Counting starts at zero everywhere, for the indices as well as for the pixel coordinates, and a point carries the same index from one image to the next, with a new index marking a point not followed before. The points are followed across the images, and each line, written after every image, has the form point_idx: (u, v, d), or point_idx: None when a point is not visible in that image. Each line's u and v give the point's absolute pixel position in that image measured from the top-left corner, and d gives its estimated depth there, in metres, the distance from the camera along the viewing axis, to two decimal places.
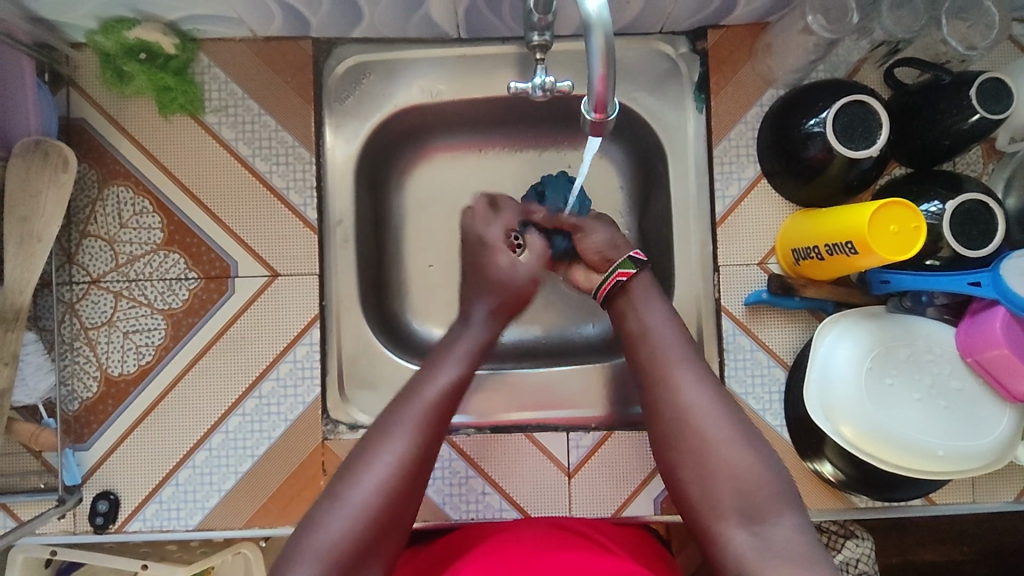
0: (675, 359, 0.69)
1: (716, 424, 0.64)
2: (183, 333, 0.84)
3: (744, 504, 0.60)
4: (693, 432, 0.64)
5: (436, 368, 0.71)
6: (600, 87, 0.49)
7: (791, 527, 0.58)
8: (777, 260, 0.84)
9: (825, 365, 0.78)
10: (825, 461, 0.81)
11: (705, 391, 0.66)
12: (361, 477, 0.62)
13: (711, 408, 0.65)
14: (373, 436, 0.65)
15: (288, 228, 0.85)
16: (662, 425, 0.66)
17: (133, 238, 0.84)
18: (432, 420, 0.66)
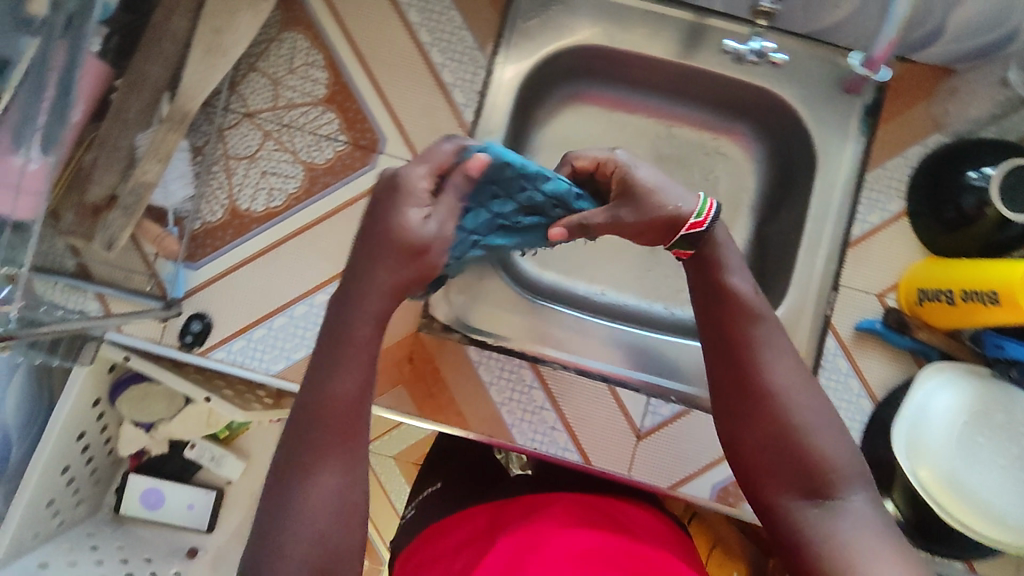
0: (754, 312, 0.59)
1: (795, 390, 0.57)
2: (318, 190, 0.85)
3: (806, 477, 0.55)
4: (763, 397, 0.57)
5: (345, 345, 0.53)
6: (881, 53, 0.76)
7: (877, 533, 0.52)
8: (896, 296, 0.85)
9: (922, 406, 0.79)
10: (889, 501, 0.82)
11: (789, 371, 0.57)
12: (317, 465, 0.50)
13: (788, 374, 0.57)
14: (317, 369, 0.53)
15: (444, 123, 0.87)
16: (732, 379, 0.58)
17: (297, 85, 0.86)
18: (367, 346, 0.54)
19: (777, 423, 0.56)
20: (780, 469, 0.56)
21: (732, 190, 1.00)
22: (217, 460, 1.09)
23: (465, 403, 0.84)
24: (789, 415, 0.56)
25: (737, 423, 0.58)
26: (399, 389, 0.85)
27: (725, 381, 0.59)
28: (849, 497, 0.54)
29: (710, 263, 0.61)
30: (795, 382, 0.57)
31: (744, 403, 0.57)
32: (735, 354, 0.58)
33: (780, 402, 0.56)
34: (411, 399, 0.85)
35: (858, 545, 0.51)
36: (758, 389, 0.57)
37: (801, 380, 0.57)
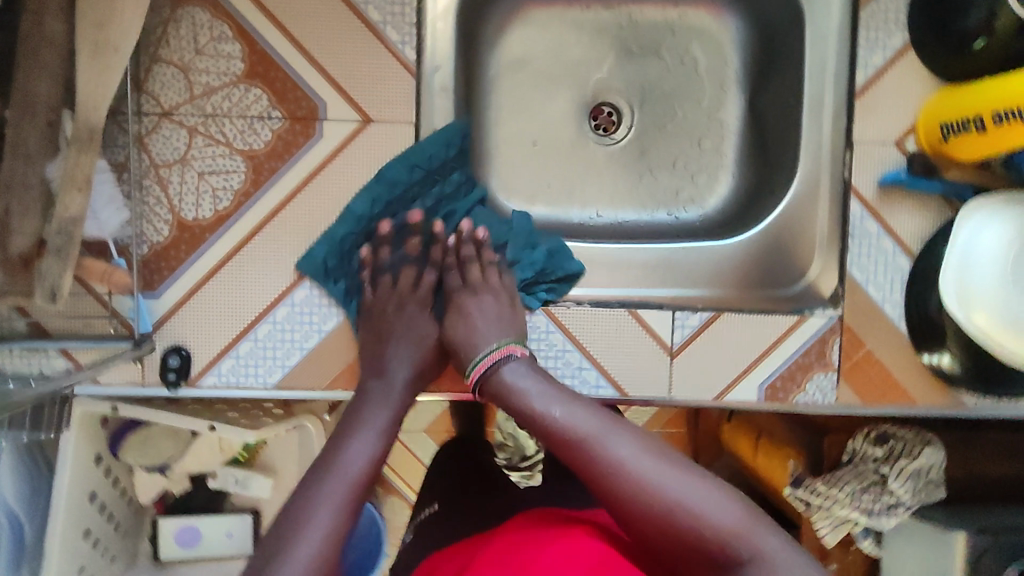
0: (557, 396, 0.67)
1: (662, 467, 0.59)
2: (265, 178, 0.76)
3: (701, 549, 0.56)
4: (623, 467, 0.59)
5: (349, 442, 0.66)
6: None
7: (779, 546, 0.55)
8: (916, 140, 0.77)
9: (966, 246, 0.73)
10: (944, 352, 0.77)
11: (632, 448, 0.61)
12: (331, 468, 0.63)
13: (641, 450, 0.61)
14: (312, 482, 0.62)
15: (385, 70, 0.76)
16: (586, 448, 0.61)
17: (210, 67, 0.75)
18: (360, 483, 0.62)
19: (640, 488, 0.58)
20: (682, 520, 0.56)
21: (712, 69, 0.92)
22: (241, 482, 1.04)
23: None
24: (686, 513, 0.56)
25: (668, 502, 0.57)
26: None
27: (569, 452, 0.62)
28: (764, 541, 0.55)
29: (512, 394, 0.69)
30: (646, 457, 0.60)
31: (606, 492, 0.59)
32: (575, 447, 0.62)
33: (596, 441, 0.61)
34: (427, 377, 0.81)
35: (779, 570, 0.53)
36: (637, 478, 0.58)
37: (643, 450, 0.61)
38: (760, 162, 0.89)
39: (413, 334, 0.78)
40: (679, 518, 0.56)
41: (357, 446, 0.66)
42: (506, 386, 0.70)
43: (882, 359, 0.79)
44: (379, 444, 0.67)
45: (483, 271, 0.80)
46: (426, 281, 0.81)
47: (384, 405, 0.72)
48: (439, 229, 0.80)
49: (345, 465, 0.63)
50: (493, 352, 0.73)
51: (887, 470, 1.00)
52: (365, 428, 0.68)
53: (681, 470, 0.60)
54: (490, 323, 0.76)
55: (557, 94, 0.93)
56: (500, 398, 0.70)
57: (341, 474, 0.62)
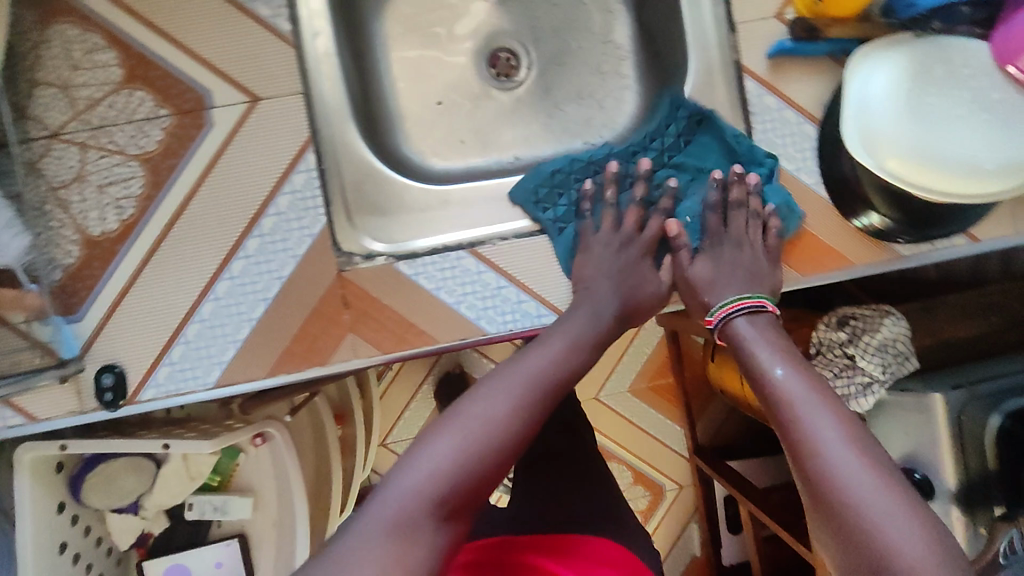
0: (797, 381, 0.66)
1: (862, 443, 0.59)
2: (165, 178, 0.75)
3: (882, 521, 0.53)
4: (813, 445, 0.59)
5: (487, 395, 0.63)
6: None
7: (927, 528, 0.52)
8: (794, 9, 0.78)
9: (862, 96, 0.74)
10: (871, 208, 0.78)
11: (834, 428, 0.59)
12: (449, 415, 0.62)
13: (848, 424, 0.60)
14: (435, 423, 0.62)
15: (262, 46, 0.76)
16: (802, 433, 0.60)
17: (89, 79, 0.75)
18: (499, 433, 0.61)
19: (830, 474, 0.56)
20: (840, 514, 0.55)
21: None
22: (221, 508, 1.00)
23: (420, 318, 0.78)
24: (843, 484, 0.55)
25: (843, 487, 0.55)
26: (349, 338, 0.77)
27: (796, 437, 0.61)
28: (921, 541, 0.51)
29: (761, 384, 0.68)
30: (844, 440, 0.58)
31: (817, 487, 0.57)
32: (786, 420, 0.62)
33: (793, 417, 0.62)
34: (367, 342, 0.77)
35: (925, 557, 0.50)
36: (824, 468, 0.57)
37: (838, 424, 0.60)
38: (658, 73, 0.90)
39: (611, 269, 0.79)
40: (836, 496, 0.55)
41: (496, 399, 0.63)
42: (759, 372, 0.68)
43: (812, 228, 0.80)
44: (529, 399, 0.65)
45: (747, 222, 0.80)
46: (629, 220, 0.82)
47: (513, 379, 0.66)
48: (637, 186, 0.83)
49: (478, 412, 0.62)
50: (732, 300, 0.76)
51: (855, 350, 1.00)
52: (510, 380, 0.66)
53: (869, 447, 0.58)
54: (727, 271, 0.79)
55: (449, 50, 0.94)
56: (733, 345, 0.74)
57: (466, 418, 0.61)
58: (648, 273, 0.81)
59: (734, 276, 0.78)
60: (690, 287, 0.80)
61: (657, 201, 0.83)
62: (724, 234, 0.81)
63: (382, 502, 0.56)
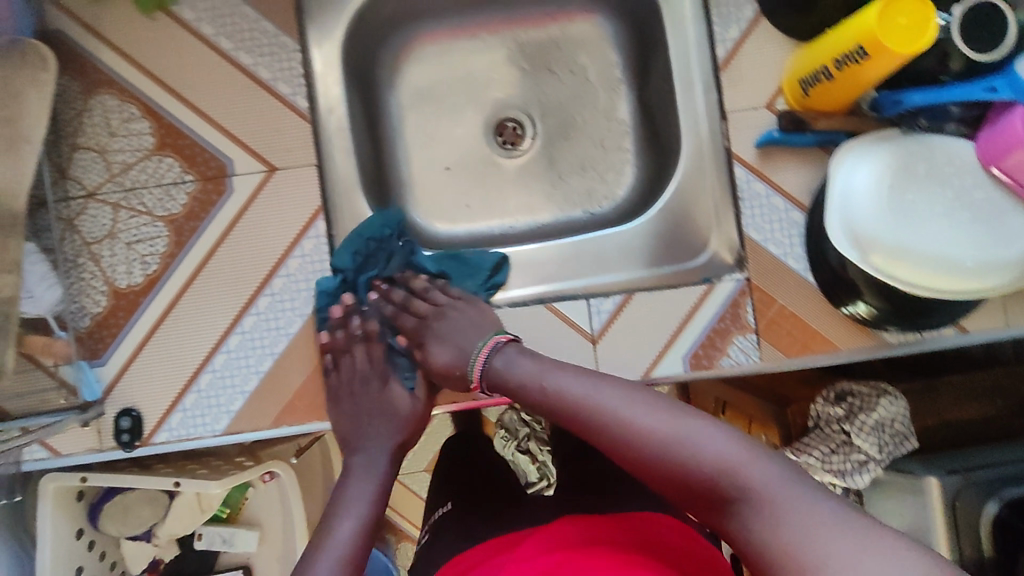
0: (614, 395, 0.67)
1: (690, 424, 0.62)
2: (187, 238, 0.82)
3: (725, 477, 0.58)
4: (626, 423, 0.64)
5: (338, 514, 0.76)
6: None
7: (764, 460, 0.58)
8: (785, 100, 0.81)
9: (845, 193, 0.76)
10: (858, 300, 0.79)
11: (636, 403, 0.66)
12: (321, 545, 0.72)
13: (659, 411, 0.64)
14: (313, 545, 0.72)
15: (281, 121, 0.82)
16: (643, 454, 0.63)
17: (124, 146, 0.82)
18: (356, 545, 0.73)
19: (665, 452, 0.61)
20: (673, 475, 0.61)
21: (600, 71, 0.98)
22: (229, 541, 1.06)
23: None
24: (711, 466, 0.59)
25: (681, 454, 0.60)
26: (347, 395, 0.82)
27: (626, 454, 0.64)
28: (758, 465, 0.58)
29: (556, 397, 0.70)
30: (655, 417, 0.64)
31: (669, 484, 0.61)
32: (600, 427, 0.66)
33: (619, 425, 0.65)
34: None
35: (776, 492, 0.56)
36: (672, 454, 0.61)
37: (653, 403, 0.66)
38: (656, 149, 0.94)
39: (374, 410, 0.84)
40: (675, 455, 0.61)
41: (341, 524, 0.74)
42: (531, 378, 0.73)
43: (798, 313, 0.81)
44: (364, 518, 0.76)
45: (432, 299, 0.85)
46: (406, 323, 0.86)
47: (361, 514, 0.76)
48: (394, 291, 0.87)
49: (338, 538, 0.73)
50: (482, 349, 0.78)
51: (850, 427, 1.01)
52: (344, 489, 0.79)
53: (675, 414, 0.64)
54: (454, 333, 0.82)
55: (461, 120, 0.99)
56: (500, 385, 0.76)
57: (334, 546, 0.72)
58: (399, 394, 0.85)
59: (465, 334, 0.81)
60: (439, 371, 0.83)
61: (399, 317, 0.86)
62: (438, 311, 0.84)
63: None
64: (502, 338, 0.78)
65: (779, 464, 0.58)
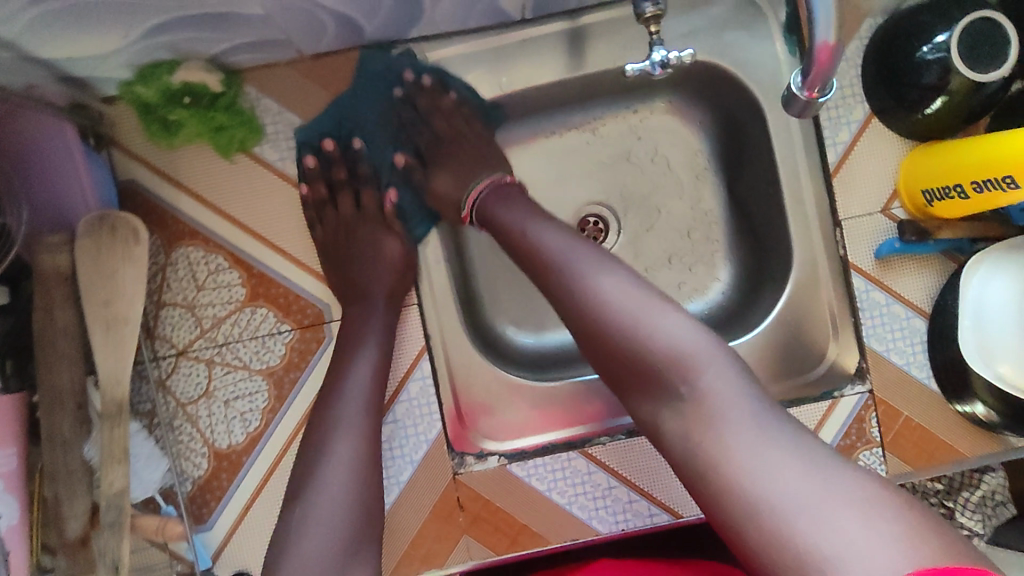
0: (586, 260, 0.64)
1: (656, 305, 0.61)
2: (288, 391, 0.78)
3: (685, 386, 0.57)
4: (583, 281, 0.62)
5: (355, 363, 0.71)
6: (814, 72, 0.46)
7: (723, 369, 0.57)
8: (901, 204, 0.79)
9: (978, 303, 0.74)
10: (977, 401, 0.76)
11: (622, 270, 0.64)
12: (338, 394, 0.69)
13: (631, 290, 0.62)
14: (318, 413, 0.68)
15: (378, 261, 0.77)
16: (601, 318, 0.61)
17: (213, 300, 0.77)
18: (372, 392, 0.70)
19: (639, 330, 0.59)
20: (653, 374, 0.58)
21: (686, 163, 0.94)
22: None
23: (532, 518, 0.79)
24: (672, 353, 0.58)
25: (666, 348, 0.58)
26: (465, 541, 0.79)
27: (580, 323, 0.62)
28: (709, 359, 0.58)
29: (526, 243, 0.68)
30: (641, 294, 0.62)
31: (613, 355, 0.61)
32: (555, 286, 0.64)
33: (575, 278, 0.63)
34: (481, 544, 0.79)
35: (720, 388, 0.56)
36: (647, 332, 0.59)
37: (631, 281, 0.63)
38: (754, 245, 0.91)
39: (380, 262, 0.77)
40: (638, 335, 0.59)
41: (363, 361, 0.71)
42: (489, 212, 0.73)
43: (924, 424, 0.80)
44: (378, 366, 0.72)
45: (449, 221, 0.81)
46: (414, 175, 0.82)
47: (372, 331, 0.73)
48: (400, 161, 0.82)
49: (355, 395, 0.69)
50: (482, 185, 0.77)
51: None
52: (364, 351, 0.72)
53: (655, 295, 0.62)
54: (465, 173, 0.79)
55: None
56: (487, 221, 0.74)
57: (350, 401, 0.68)
58: (392, 242, 0.79)
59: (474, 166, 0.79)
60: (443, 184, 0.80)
61: (398, 125, 0.83)
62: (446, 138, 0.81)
63: (322, 505, 0.61)
64: (503, 176, 0.77)
65: (770, 421, 0.54)
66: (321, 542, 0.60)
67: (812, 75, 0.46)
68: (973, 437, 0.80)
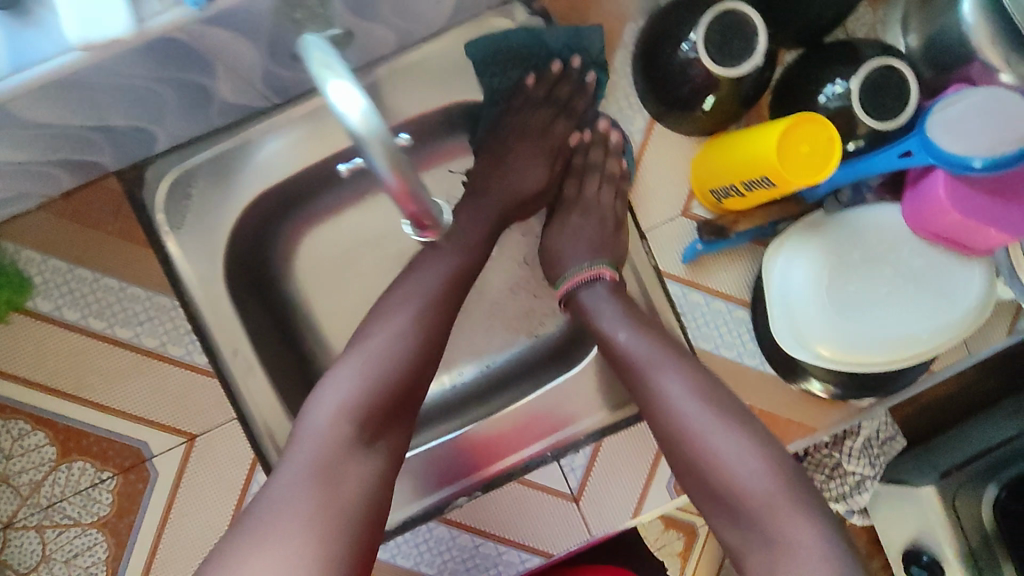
0: (666, 373, 0.65)
1: (729, 428, 0.62)
2: (126, 535, 0.75)
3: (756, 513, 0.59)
4: (670, 412, 0.64)
5: (419, 265, 0.70)
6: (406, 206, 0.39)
7: (805, 526, 0.57)
8: (699, 203, 0.78)
9: (783, 289, 0.74)
10: (813, 379, 0.77)
11: (684, 386, 0.64)
12: (392, 289, 0.69)
13: (709, 414, 0.62)
14: (376, 310, 0.68)
15: (185, 386, 0.75)
16: (692, 466, 0.63)
17: (26, 465, 0.74)
18: (432, 306, 0.68)
19: (713, 466, 0.61)
20: (738, 510, 0.60)
21: None
22: None
23: None
24: (728, 472, 0.60)
25: (722, 483, 0.60)
26: None
27: (672, 455, 0.64)
28: (797, 522, 0.58)
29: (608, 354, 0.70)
30: (745, 450, 0.61)
31: (695, 481, 0.63)
32: (650, 408, 0.65)
33: (664, 409, 0.64)
34: None
35: (784, 522, 0.58)
36: (715, 459, 0.61)
37: (706, 405, 0.63)
38: None
39: (488, 197, 0.77)
40: (711, 477, 0.61)
41: (417, 271, 0.70)
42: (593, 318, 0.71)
43: (767, 409, 0.80)
44: (446, 274, 0.70)
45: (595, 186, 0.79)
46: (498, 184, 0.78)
47: (438, 269, 0.70)
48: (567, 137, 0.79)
49: (396, 303, 0.67)
50: (583, 271, 0.74)
51: (840, 454, 1.02)
52: (446, 239, 0.72)
53: (726, 421, 0.62)
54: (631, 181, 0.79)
55: None
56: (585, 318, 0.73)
57: (385, 318, 0.66)
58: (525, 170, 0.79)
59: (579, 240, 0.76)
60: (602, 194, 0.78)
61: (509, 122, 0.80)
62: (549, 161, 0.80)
63: (325, 396, 0.62)
64: (603, 273, 0.73)
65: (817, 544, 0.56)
66: (324, 418, 0.60)
67: (401, 211, 0.40)
68: (816, 410, 0.81)
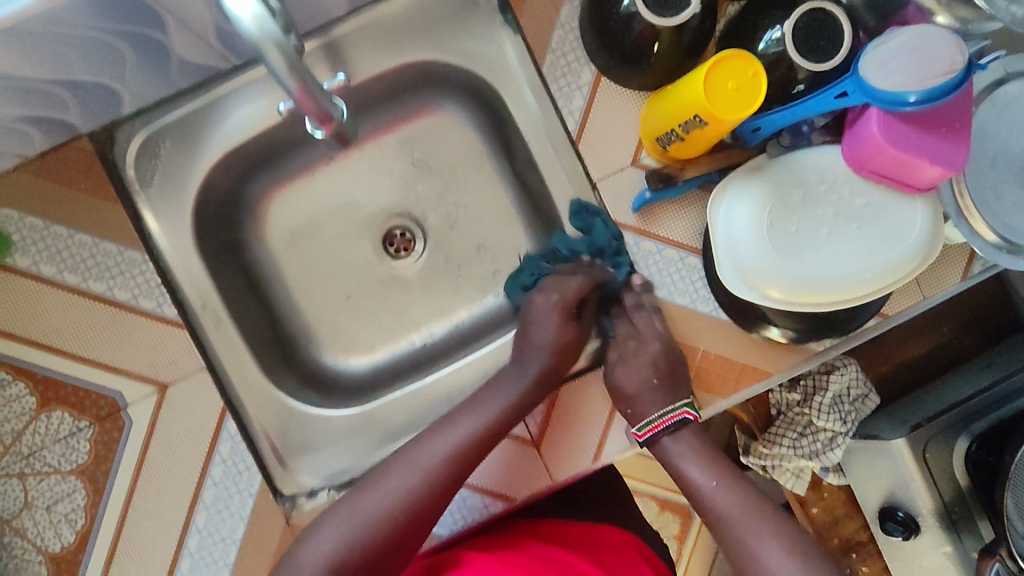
0: (738, 514, 0.72)
1: (766, 527, 0.70)
2: (103, 482, 0.78)
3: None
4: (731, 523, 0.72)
5: (446, 425, 0.75)
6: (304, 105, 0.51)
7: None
8: (647, 152, 0.80)
9: (728, 232, 0.76)
10: (770, 326, 0.79)
11: (729, 494, 0.74)
12: (418, 454, 0.73)
13: (753, 517, 0.71)
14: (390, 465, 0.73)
15: (156, 337, 0.78)
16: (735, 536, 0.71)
17: (8, 415, 0.78)
18: (449, 467, 0.72)
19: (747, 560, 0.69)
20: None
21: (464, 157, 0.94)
22: None
23: None
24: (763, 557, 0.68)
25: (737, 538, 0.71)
26: None
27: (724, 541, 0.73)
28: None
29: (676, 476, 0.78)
30: (757, 518, 0.71)
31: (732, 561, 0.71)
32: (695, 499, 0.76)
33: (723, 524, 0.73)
34: None
35: None
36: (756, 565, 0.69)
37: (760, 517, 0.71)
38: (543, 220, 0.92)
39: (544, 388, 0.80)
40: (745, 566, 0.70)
41: (445, 434, 0.74)
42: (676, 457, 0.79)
43: (721, 353, 0.81)
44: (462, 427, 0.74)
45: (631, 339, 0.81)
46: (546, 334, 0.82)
47: (476, 425, 0.75)
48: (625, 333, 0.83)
49: (431, 453, 0.73)
50: (671, 414, 0.78)
51: (810, 411, 1.04)
52: (478, 408, 0.77)
53: (767, 520, 0.70)
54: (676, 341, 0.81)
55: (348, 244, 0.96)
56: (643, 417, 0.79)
57: (405, 473, 0.71)
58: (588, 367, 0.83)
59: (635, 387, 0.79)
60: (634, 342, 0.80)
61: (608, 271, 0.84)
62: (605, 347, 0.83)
63: (322, 534, 0.67)
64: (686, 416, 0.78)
65: None
66: (328, 544, 0.66)
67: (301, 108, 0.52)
68: (775, 353, 0.82)
